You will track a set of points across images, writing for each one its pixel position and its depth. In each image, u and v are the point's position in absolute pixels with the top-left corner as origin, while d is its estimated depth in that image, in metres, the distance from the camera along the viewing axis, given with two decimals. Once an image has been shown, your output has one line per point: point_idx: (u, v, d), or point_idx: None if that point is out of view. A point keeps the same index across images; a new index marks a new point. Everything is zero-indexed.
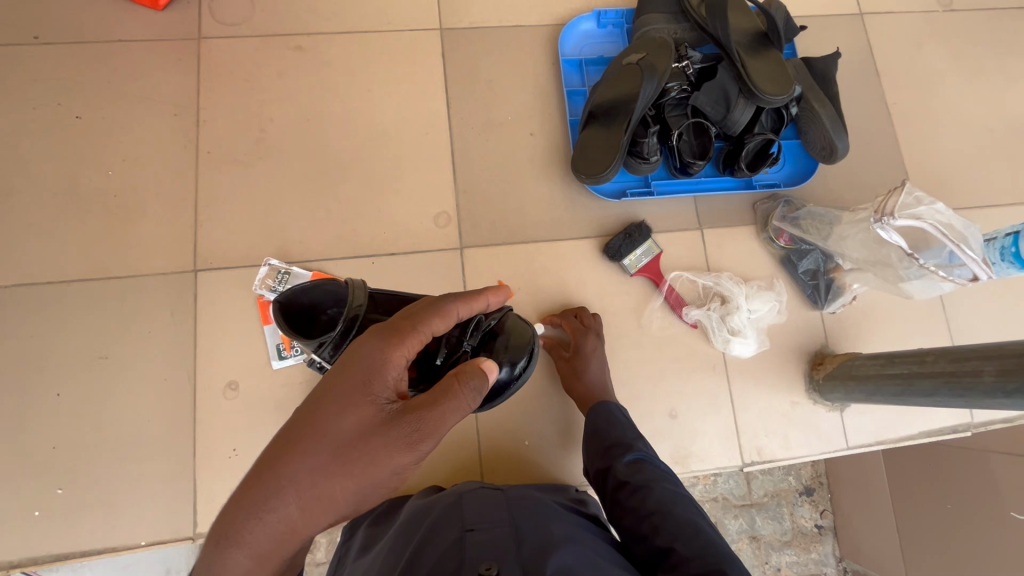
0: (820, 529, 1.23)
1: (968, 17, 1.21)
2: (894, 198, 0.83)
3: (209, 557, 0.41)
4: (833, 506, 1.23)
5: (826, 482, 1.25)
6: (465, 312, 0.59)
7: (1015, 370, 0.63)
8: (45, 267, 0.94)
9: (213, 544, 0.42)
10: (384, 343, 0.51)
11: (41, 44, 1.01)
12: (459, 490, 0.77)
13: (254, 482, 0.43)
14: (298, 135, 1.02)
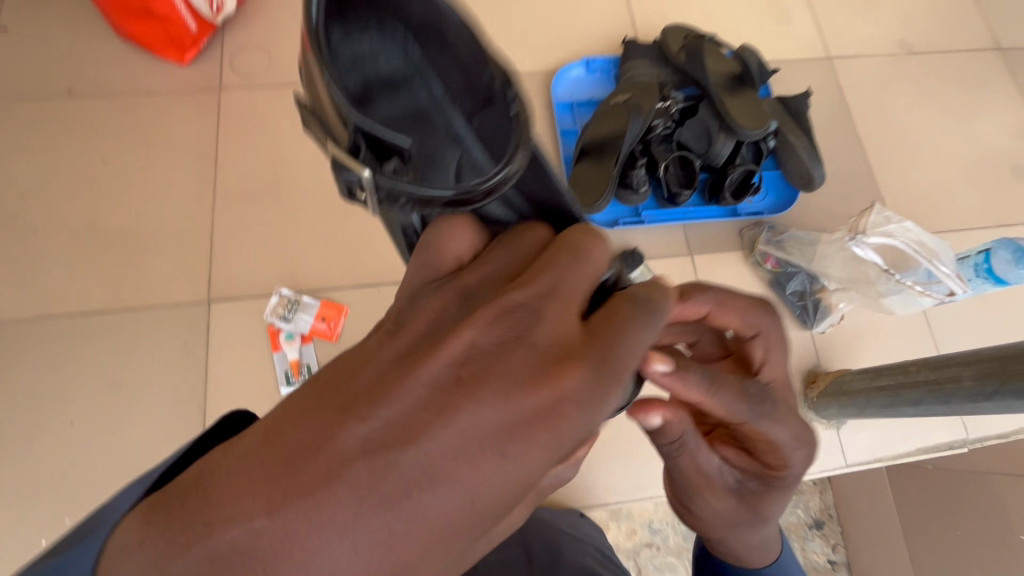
0: (832, 564, 1.18)
1: (929, 58, 1.31)
2: (865, 218, 0.91)
3: None
4: (845, 540, 1.19)
5: (836, 514, 1.20)
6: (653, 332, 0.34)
7: (991, 374, 0.65)
8: (67, 300, 0.98)
9: None
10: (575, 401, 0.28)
11: (74, 96, 1.10)
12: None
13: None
14: (309, 174, 1.09)
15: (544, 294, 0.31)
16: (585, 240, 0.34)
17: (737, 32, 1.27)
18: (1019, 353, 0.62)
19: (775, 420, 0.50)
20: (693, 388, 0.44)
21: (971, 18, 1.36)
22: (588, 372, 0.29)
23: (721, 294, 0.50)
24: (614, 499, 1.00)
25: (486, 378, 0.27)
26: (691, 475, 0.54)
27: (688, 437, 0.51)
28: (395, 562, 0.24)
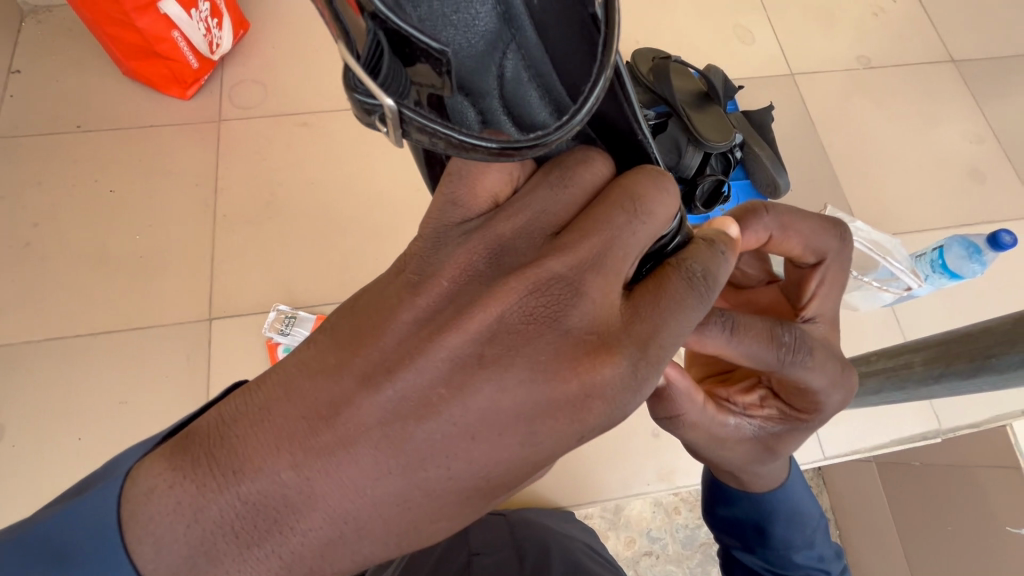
0: None
1: (886, 71, 1.39)
2: None
3: (212, 493, 0.33)
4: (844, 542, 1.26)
5: (833, 517, 1.28)
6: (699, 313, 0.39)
7: (937, 357, 0.69)
8: (77, 322, 1.04)
9: (223, 480, 0.33)
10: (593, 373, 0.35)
11: (82, 131, 1.17)
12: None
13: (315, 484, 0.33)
14: (305, 198, 1.15)
15: (590, 274, 0.35)
16: (660, 207, 0.37)
17: (704, 54, 1.36)
18: (961, 337, 0.66)
19: (811, 366, 0.52)
20: (713, 339, 0.48)
21: (925, 33, 1.45)
22: (618, 360, 0.35)
23: (784, 217, 0.53)
24: (605, 498, 1.04)
25: (527, 365, 0.35)
26: (703, 441, 0.58)
27: (690, 417, 0.55)
28: (445, 491, 0.35)
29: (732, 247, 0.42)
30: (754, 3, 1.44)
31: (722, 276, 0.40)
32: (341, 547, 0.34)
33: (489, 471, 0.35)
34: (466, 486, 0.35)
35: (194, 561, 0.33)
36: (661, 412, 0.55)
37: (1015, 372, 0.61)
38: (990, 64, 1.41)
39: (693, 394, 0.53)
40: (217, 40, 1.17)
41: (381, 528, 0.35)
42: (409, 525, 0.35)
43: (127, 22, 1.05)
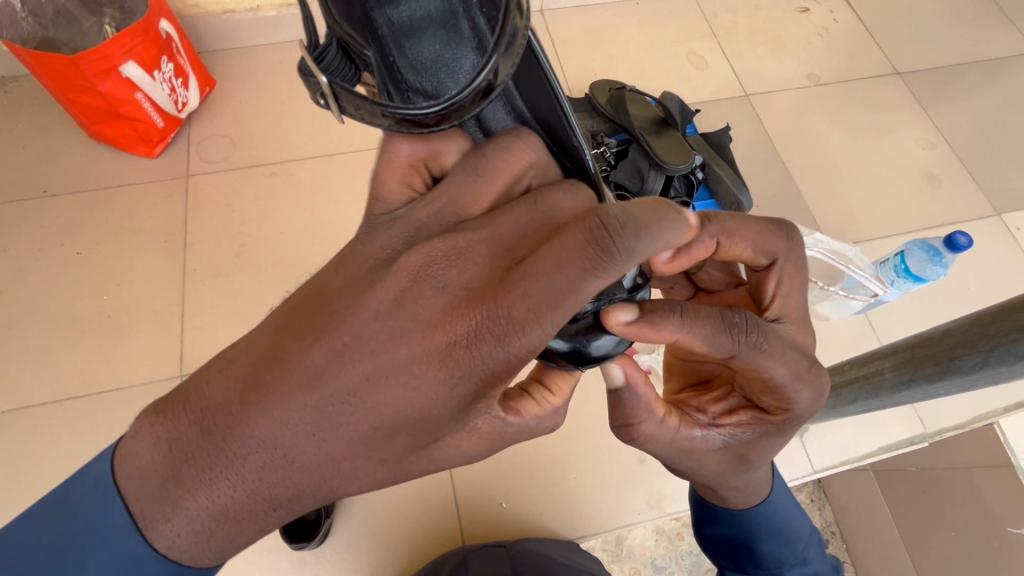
0: None
1: (836, 88, 1.45)
2: None
3: (180, 426, 0.38)
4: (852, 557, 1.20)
5: (838, 531, 1.23)
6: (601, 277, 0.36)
7: (905, 363, 0.69)
8: (43, 389, 1.01)
9: (190, 416, 0.38)
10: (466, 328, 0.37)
11: (48, 195, 1.17)
12: (466, 550, 0.88)
13: (242, 424, 0.37)
14: (275, 247, 1.15)
15: (483, 240, 0.39)
16: (558, 202, 0.41)
17: (660, 81, 1.41)
18: (923, 341, 0.66)
19: (770, 353, 0.48)
20: (661, 334, 0.46)
21: (870, 49, 1.52)
22: (490, 312, 0.36)
23: (725, 224, 0.53)
24: (597, 531, 1.01)
25: (410, 314, 0.38)
26: (667, 452, 0.55)
27: (648, 429, 0.51)
28: (340, 440, 0.37)
29: (671, 224, 0.39)
30: (705, 31, 1.50)
31: (631, 241, 0.37)
32: (265, 482, 0.37)
33: (377, 422, 0.37)
34: (359, 430, 0.37)
35: (156, 485, 0.38)
36: (617, 419, 0.51)
37: (978, 373, 0.61)
38: (935, 75, 1.48)
39: (651, 406, 0.50)
40: (182, 98, 1.19)
41: (293, 471, 0.37)
42: (315, 473, 0.38)
43: (89, 88, 1.06)
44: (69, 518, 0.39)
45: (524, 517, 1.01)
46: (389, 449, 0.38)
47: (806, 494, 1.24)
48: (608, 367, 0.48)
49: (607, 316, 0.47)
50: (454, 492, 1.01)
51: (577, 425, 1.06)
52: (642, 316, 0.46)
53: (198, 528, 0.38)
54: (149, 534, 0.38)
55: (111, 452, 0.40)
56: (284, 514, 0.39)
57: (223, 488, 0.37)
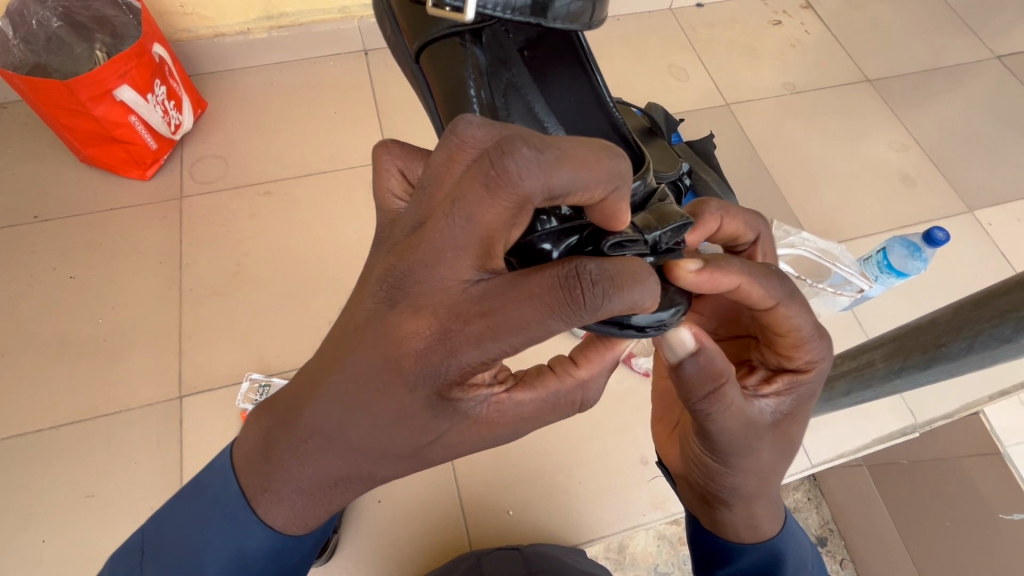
0: None
1: (811, 95, 1.51)
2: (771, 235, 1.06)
3: (272, 411, 0.48)
4: (851, 554, 1.24)
5: (837, 528, 1.26)
6: (545, 327, 0.37)
7: (894, 353, 0.72)
8: (37, 417, 0.99)
9: (277, 403, 0.47)
10: (427, 348, 0.39)
11: (39, 221, 1.16)
12: (479, 552, 0.89)
13: (305, 402, 0.44)
14: (271, 265, 1.16)
15: (428, 256, 0.38)
16: (477, 207, 0.35)
17: (644, 94, 1.46)
18: (913, 330, 0.69)
19: (801, 303, 0.52)
20: (730, 275, 0.47)
21: (840, 58, 1.59)
22: (444, 329, 0.39)
23: (726, 202, 0.57)
24: (602, 535, 1.01)
25: (400, 308, 0.39)
26: (739, 431, 0.51)
27: (730, 390, 0.49)
28: (371, 427, 0.43)
29: (632, 279, 0.38)
30: (684, 44, 1.56)
31: (571, 300, 0.37)
32: (330, 452, 0.45)
33: (391, 415, 0.42)
34: (381, 418, 0.42)
35: (255, 460, 0.48)
36: (699, 390, 0.49)
37: (965, 359, 0.64)
38: (903, 81, 1.55)
39: (726, 362, 0.49)
40: (175, 120, 1.20)
41: (346, 456, 0.45)
42: (370, 450, 0.44)
43: (82, 112, 1.06)
44: (197, 496, 0.51)
45: (530, 524, 1.01)
46: (408, 437, 0.43)
47: (802, 493, 1.27)
48: (676, 330, 0.49)
49: (676, 267, 0.48)
50: (461, 502, 1.01)
51: (580, 429, 1.08)
52: (707, 263, 0.48)
53: (288, 500, 0.47)
54: (252, 499, 0.48)
55: (229, 445, 0.52)
56: (356, 481, 0.47)
57: (303, 470, 0.46)
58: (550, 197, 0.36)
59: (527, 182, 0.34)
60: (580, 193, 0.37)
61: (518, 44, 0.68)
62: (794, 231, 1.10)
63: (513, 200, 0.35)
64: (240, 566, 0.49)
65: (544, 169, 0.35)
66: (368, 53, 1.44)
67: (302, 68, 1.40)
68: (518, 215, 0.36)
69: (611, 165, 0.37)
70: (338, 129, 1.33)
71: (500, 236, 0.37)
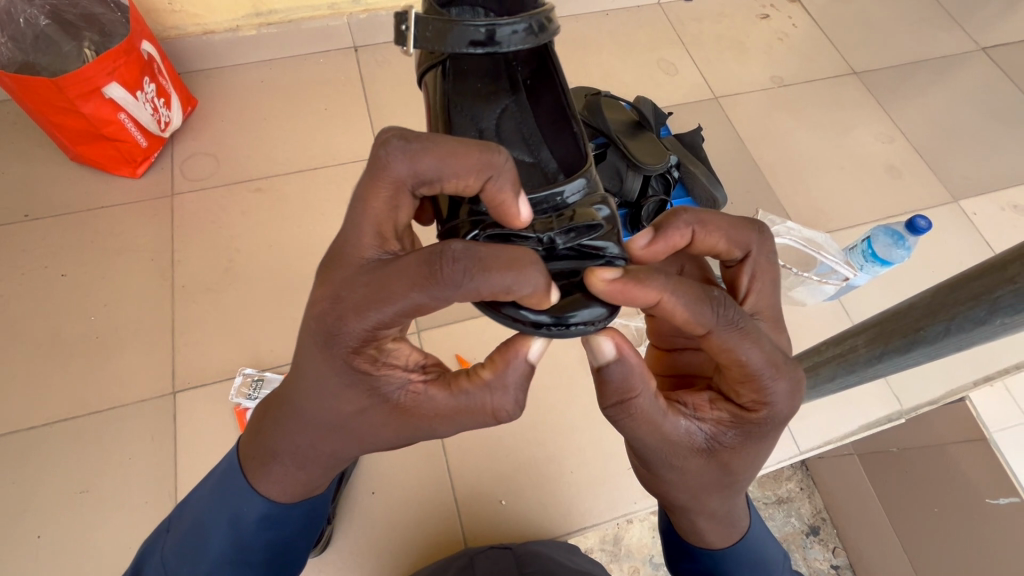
0: (837, 569, 1.22)
1: (798, 88, 1.53)
2: None
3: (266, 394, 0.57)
4: (842, 542, 1.23)
5: (829, 517, 1.25)
6: (413, 297, 0.40)
7: (876, 338, 0.73)
8: (31, 414, 1.00)
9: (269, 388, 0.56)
10: (325, 315, 0.43)
11: (29, 219, 1.16)
12: (472, 552, 0.90)
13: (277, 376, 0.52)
14: (262, 261, 1.16)
15: (343, 233, 0.45)
16: (364, 193, 0.44)
17: (632, 88, 1.47)
18: (892, 315, 0.70)
19: (747, 338, 0.48)
20: (648, 290, 0.45)
21: (827, 51, 1.60)
22: (338, 296, 0.43)
23: (702, 214, 0.53)
24: (594, 523, 1.03)
25: (320, 279, 0.45)
26: (654, 445, 0.52)
27: (642, 405, 0.49)
28: (305, 396, 0.48)
29: (503, 261, 0.41)
30: (673, 38, 1.57)
31: (436, 273, 0.40)
32: (287, 424, 0.51)
33: (312, 382, 0.46)
34: (311, 391, 0.47)
35: (251, 438, 0.57)
36: (608, 398, 0.49)
37: (943, 342, 0.66)
38: (889, 74, 1.57)
39: (645, 376, 0.48)
40: (165, 118, 1.21)
41: (298, 430, 0.50)
42: (313, 421, 0.49)
43: (71, 110, 1.07)
44: (218, 467, 0.62)
45: (524, 516, 1.02)
46: (334, 410, 0.47)
47: (794, 482, 1.28)
48: (598, 339, 0.47)
49: (592, 274, 0.47)
50: (454, 495, 1.02)
51: (571, 420, 1.09)
52: (626, 274, 0.46)
53: (273, 474, 0.56)
54: (245, 469, 0.58)
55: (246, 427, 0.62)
56: (317, 462, 0.53)
57: (278, 438, 0.53)
58: (421, 181, 0.44)
59: (396, 165, 0.43)
60: (454, 180, 0.45)
61: (523, 75, 0.79)
62: (779, 220, 1.11)
63: (388, 182, 0.43)
64: (242, 528, 0.58)
65: (411, 156, 0.43)
66: (358, 49, 1.44)
67: (292, 65, 1.41)
68: (398, 198, 0.44)
69: (480, 157, 0.44)
70: (329, 125, 1.33)
71: (387, 218, 0.44)
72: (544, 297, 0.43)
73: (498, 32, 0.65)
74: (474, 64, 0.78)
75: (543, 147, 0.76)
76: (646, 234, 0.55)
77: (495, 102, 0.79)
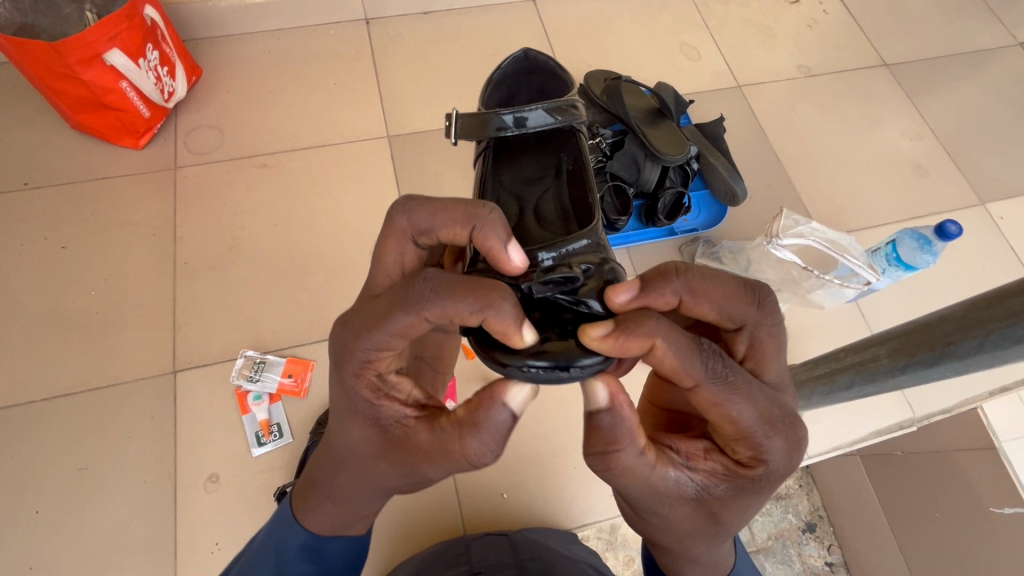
0: (831, 566, 1.21)
1: (825, 79, 1.46)
2: (778, 223, 1.02)
3: None
4: (839, 540, 1.22)
5: (826, 515, 1.24)
6: (393, 325, 0.42)
7: (900, 349, 0.70)
8: (30, 387, 0.99)
9: None
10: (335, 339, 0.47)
11: (29, 188, 1.14)
12: (468, 540, 0.87)
13: None
14: (267, 240, 1.13)
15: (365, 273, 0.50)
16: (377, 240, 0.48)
17: (652, 73, 1.41)
18: (921, 326, 0.67)
19: (735, 397, 0.45)
20: (641, 337, 0.44)
21: (858, 40, 1.53)
22: (345, 323, 0.46)
23: (694, 281, 0.48)
24: (595, 520, 1.02)
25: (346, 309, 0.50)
26: (640, 492, 0.49)
27: (626, 460, 0.46)
28: (332, 417, 0.52)
29: (464, 288, 0.41)
30: (697, 22, 1.51)
31: (407, 302, 0.42)
32: (325, 452, 0.55)
33: (335, 405, 0.50)
34: (334, 415, 0.51)
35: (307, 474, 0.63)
36: (593, 446, 0.47)
37: (974, 358, 0.62)
38: (921, 67, 1.50)
39: (634, 431, 0.46)
40: (169, 87, 1.16)
41: (329, 458, 0.54)
42: (336, 448, 0.52)
43: (72, 76, 1.03)
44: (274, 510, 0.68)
45: (524, 508, 1.01)
46: (345, 436, 0.49)
47: (794, 480, 1.24)
48: (592, 384, 0.46)
49: (586, 330, 0.46)
50: (456, 486, 1.01)
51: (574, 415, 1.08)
52: (618, 327, 0.45)
53: (320, 515, 0.61)
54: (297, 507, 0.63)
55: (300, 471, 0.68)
56: (348, 497, 0.56)
57: (320, 471, 0.57)
58: (421, 233, 0.47)
59: (398, 219, 0.47)
60: (446, 230, 0.47)
61: (567, 162, 0.76)
62: (801, 218, 1.06)
63: (391, 232, 0.47)
64: (285, 551, 0.63)
65: (410, 211, 0.47)
66: (369, 21, 1.38)
67: (299, 36, 1.35)
68: (402, 247, 0.47)
69: (467, 208, 0.46)
70: (336, 101, 1.28)
71: (389, 263, 0.47)
72: (512, 332, 0.43)
73: (535, 114, 0.70)
74: (523, 151, 0.77)
75: (575, 221, 0.70)
76: (630, 290, 0.49)
77: (537, 184, 0.74)
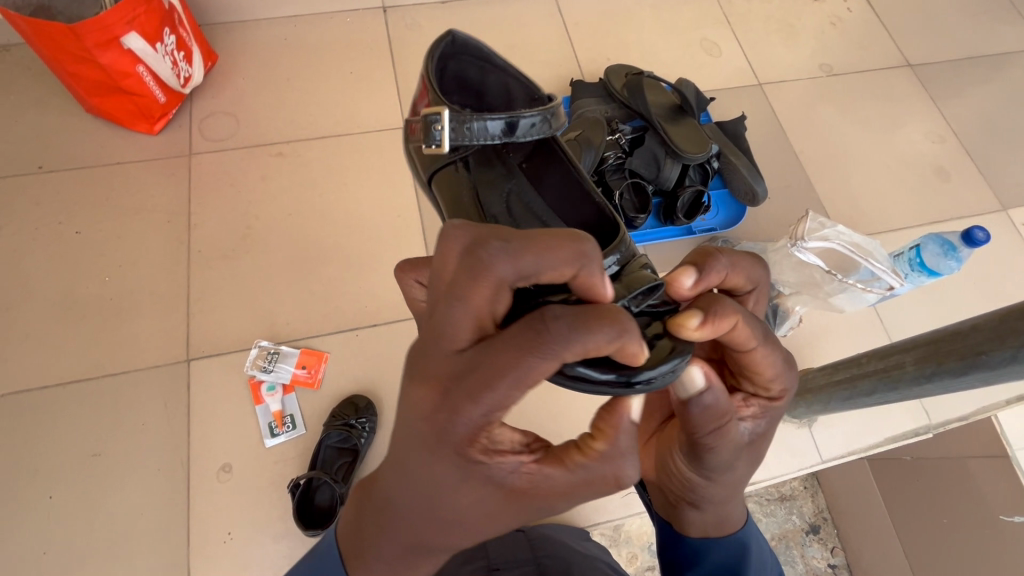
0: (834, 569, 1.21)
1: (847, 78, 1.44)
2: (802, 226, 1.01)
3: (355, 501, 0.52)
4: (842, 542, 1.23)
5: (830, 517, 1.25)
6: (528, 375, 0.38)
7: (927, 358, 0.69)
8: (43, 372, 0.98)
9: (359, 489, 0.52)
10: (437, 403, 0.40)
11: (43, 171, 1.13)
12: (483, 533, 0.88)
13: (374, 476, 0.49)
14: (280, 229, 1.12)
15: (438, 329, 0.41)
16: (460, 290, 0.39)
17: (672, 69, 1.39)
18: (950, 335, 0.65)
19: (773, 343, 0.49)
20: (730, 319, 0.44)
21: (882, 40, 1.51)
22: (451, 382, 0.40)
23: (733, 255, 0.48)
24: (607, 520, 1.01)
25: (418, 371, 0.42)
26: (721, 459, 0.50)
27: (733, 423, 0.49)
28: (414, 494, 0.44)
29: (603, 321, 0.39)
30: (718, 17, 1.48)
31: (545, 348, 0.37)
32: (392, 533, 0.47)
33: (427, 481, 0.43)
34: (421, 492, 0.44)
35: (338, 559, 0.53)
36: (705, 427, 0.48)
37: (1006, 369, 0.60)
38: (945, 68, 1.48)
39: (727, 399, 0.48)
40: (185, 73, 1.15)
41: (404, 537, 0.47)
42: (423, 521, 0.45)
43: (89, 59, 1.01)
44: None
45: None
46: (449, 505, 0.44)
47: (798, 481, 1.25)
48: (687, 370, 0.46)
49: (682, 323, 0.45)
50: None
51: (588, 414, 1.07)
52: (710, 313, 0.44)
53: None
54: None
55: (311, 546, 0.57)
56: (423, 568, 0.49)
57: (380, 555, 0.49)
58: (522, 280, 0.40)
59: (498, 266, 0.39)
60: (551, 272, 0.41)
61: (517, 159, 0.74)
62: (825, 220, 1.03)
63: (488, 281, 0.39)
64: None
65: (510, 256, 0.39)
66: (387, 10, 1.36)
67: (315, 23, 1.33)
68: (499, 295, 0.39)
69: (574, 245, 0.40)
70: (352, 90, 1.27)
71: (488, 315, 0.40)
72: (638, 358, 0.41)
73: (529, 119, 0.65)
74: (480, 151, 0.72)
75: (556, 220, 0.71)
76: (691, 272, 0.46)
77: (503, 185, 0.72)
